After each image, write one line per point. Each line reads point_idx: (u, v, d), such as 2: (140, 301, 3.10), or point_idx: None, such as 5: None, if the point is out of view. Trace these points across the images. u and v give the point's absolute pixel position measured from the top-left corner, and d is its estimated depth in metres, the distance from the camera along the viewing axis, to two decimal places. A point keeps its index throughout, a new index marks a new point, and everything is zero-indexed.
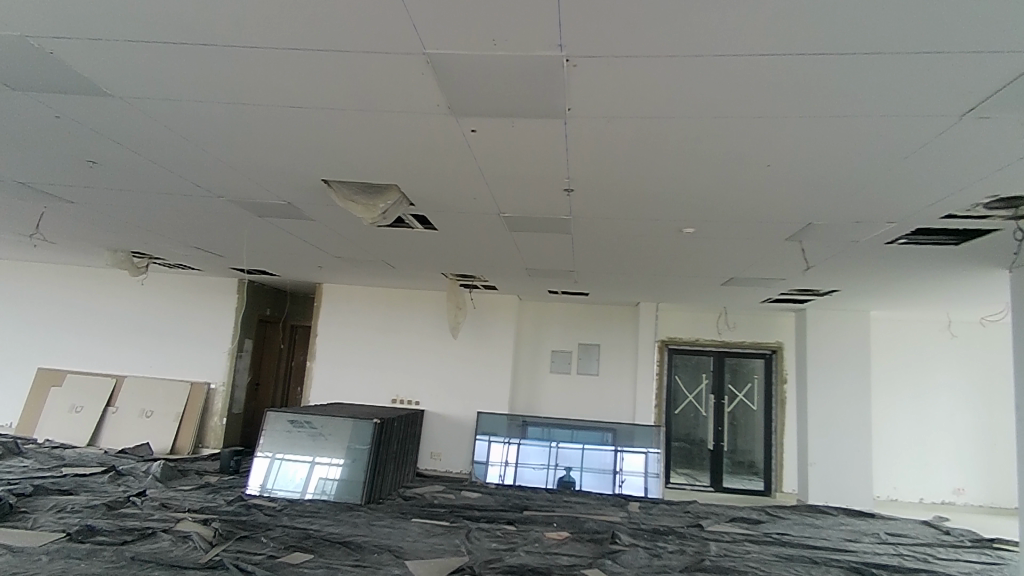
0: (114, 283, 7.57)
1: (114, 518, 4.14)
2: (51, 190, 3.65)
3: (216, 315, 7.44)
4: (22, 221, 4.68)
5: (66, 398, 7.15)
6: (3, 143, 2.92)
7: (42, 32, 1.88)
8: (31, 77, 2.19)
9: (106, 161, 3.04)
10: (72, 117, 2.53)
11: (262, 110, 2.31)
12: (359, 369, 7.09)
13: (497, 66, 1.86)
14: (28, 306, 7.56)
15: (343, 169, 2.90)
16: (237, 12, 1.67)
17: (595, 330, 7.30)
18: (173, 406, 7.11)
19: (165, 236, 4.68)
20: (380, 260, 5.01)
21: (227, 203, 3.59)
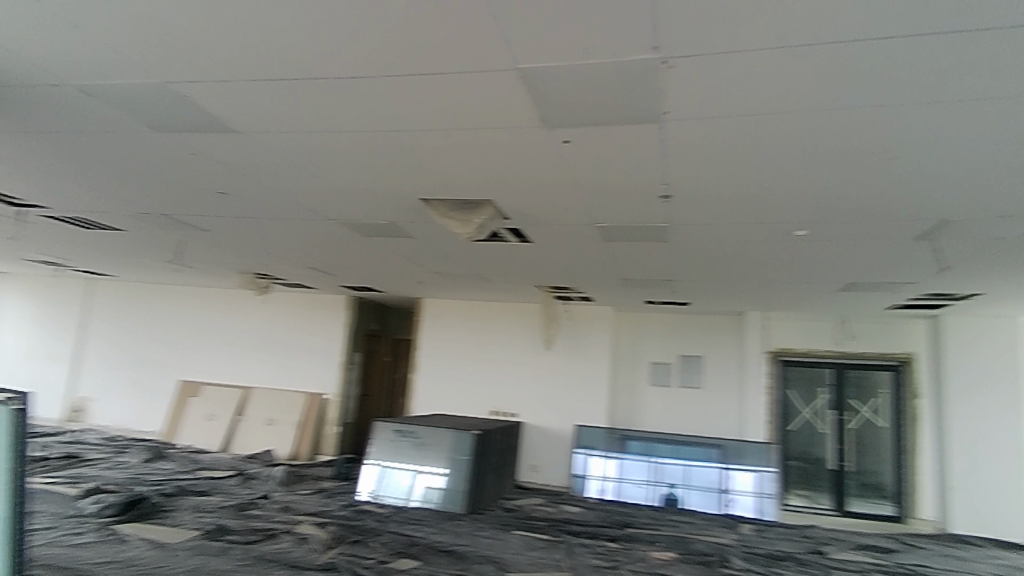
0: (241, 301, 8.34)
1: (242, 519, 4.51)
2: (190, 220, 4.09)
3: (328, 330, 7.95)
4: (168, 249, 5.28)
5: (204, 407, 7.94)
6: (152, 181, 3.32)
7: (181, 80, 2.12)
8: (172, 120, 2.47)
9: (234, 192, 3.36)
10: (206, 154, 2.83)
11: (364, 135, 2.44)
12: (459, 381, 7.27)
13: (590, 74, 1.85)
14: (173, 325, 8.51)
15: (441, 187, 2.99)
16: (341, 45, 1.79)
17: (697, 341, 7.00)
18: (291, 415, 7.66)
19: (284, 258, 5.08)
20: (476, 273, 5.11)
21: (335, 224, 3.83)
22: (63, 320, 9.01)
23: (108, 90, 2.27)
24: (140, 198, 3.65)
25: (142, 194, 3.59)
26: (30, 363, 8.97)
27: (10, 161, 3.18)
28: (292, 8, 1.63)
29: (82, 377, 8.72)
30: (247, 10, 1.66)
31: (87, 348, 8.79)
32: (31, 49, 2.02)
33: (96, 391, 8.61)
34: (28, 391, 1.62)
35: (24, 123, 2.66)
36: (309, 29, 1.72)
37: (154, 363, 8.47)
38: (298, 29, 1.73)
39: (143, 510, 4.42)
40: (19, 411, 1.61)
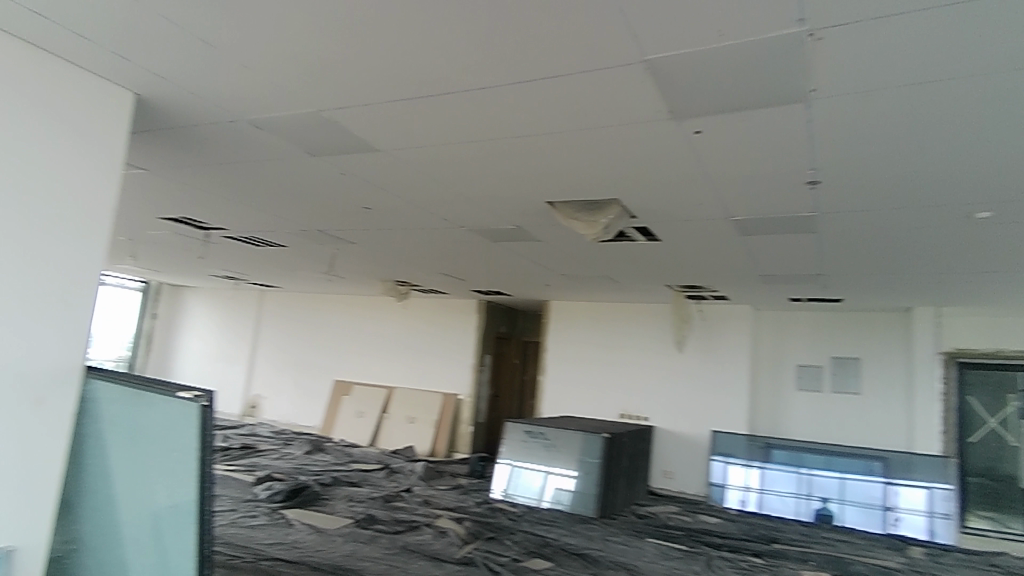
0: (383, 308, 9.00)
1: (389, 510, 4.85)
2: (340, 234, 4.49)
3: (460, 333, 8.30)
4: (322, 262, 5.84)
5: (353, 405, 8.67)
6: (308, 201, 3.69)
7: (329, 106, 2.33)
8: (323, 144, 2.73)
9: (376, 206, 3.63)
10: (352, 173, 3.08)
11: (492, 143, 2.51)
12: (587, 383, 7.23)
13: (724, 57, 1.74)
14: (327, 330, 9.40)
15: (567, 189, 2.99)
16: (469, 58, 1.85)
17: (850, 341, 6.33)
18: (430, 414, 8.11)
19: (421, 265, 5.39)
20: (602, 274, 5.05)
21: (466, 231, 3.99)
22: (239, 327, 10.32)
23: (271, 122, 2.56)
24: (298, 216, 4.08)
25: (300, 213, 4.00)
26: (215, 365, 10.39)
27: (198, 191, 3.70)
28: (426, 28, 1.72)
29: (255, 377, 9.93)
30: (386, 35, 1.78)
31: (258, 352, 10.00)
32: (213, 91, 2.34)
33: (266, 390, 9.76)
34: (213, 390, 2.04)
35: (209, 157, 3.08)
36: (442, 45, 1.80)
37: (313, 365, 9.43)
38: (432, 47, 1.82)
39: (306, 497, 4.92)
40: (207, 405, 2.01)
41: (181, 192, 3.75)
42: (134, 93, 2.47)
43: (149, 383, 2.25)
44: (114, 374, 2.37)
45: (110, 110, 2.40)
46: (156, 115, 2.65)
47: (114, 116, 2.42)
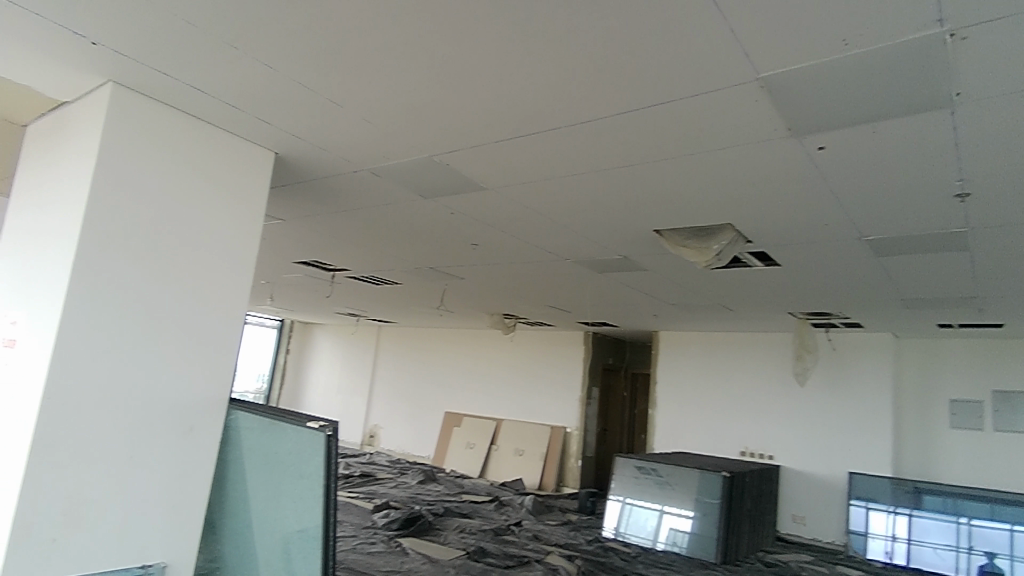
0: (491, 341, 9.19)
1: (499, 543, 4.84)
2: (450, 270, 4.67)
3: (567, 365, 8.25)
4: (434, 297, 6.10)
5: (463, 436, 8.84)
6: (421, 241, 3.88)
7: (440, 150, 2.46)
8: (434, 186, 2.87)
9: (484, 242, 3.74)
10: (461, 212, 3.21)
11: (597, 174, 2.51)
12: (702, 417, 6.85)
13: (848, 68, 1.62)
14: (439, 363, 9.74)
15: (676, 216, 2.91)
16: (574, 92, 1.87)
17: (1017, 372, 5.50)
18: (539, 447, 8.06)
19: (528, 298, 5.46)
20: (716, 303, 4.82)
21: (573, 264, 3.99)
22: (359, 360, 10.98)
23: (389, 169, 2.74)
24: (413, 255, 4.30)
25: (415, 252, 4.22)
26: (338, 397, 11.11)
27: (325, 236, 4.02)
28: (531, 66, 1.76)
29: (373, 408, 10.47)
30: (492, 77, 1.84)
31: (376, 384, 10.56)
32: (337, 144, 2.55)
33: (384, 420, 10.23)
34: (338, 420, 2.23)
35: (335, 205, 3.36)
36: (547, 82, 1.83)
37: (426, 397, 9.79)
38: (538, 85, 1.86)
39: (420, 526, 5.04)
40: (331, 437, 2.20)
41: (310, 238, 4.10)
42: (273, 151, 2.76)
43: (282, 414, 2.45)
44: (252, 406, 2.60)
45: (253, 168, 2.70)
46: (291, 170, 2.94)
47: (256, 173, 2.71)
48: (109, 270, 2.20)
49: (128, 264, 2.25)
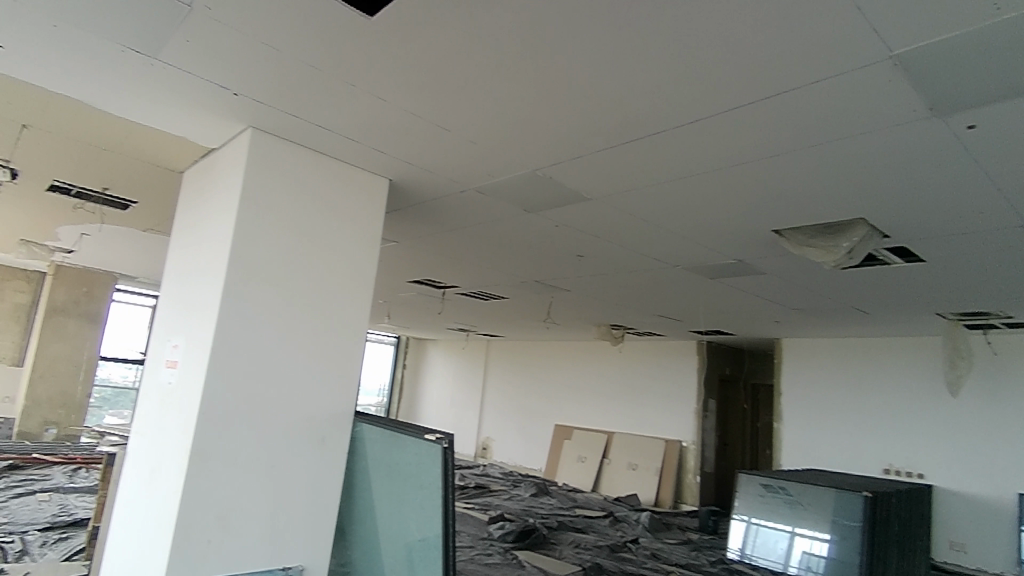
0: (599, 352, 9.07)
1: (616, 560, 4.71)
2: (557, 283, 4.68)
3: (680, 376, 7.93)
4: (541, 310, 6.14)
5: (575, 449, 8.77)
6: (528, 255, 3.93)
7: (544, 164, 2.47)
8: (539, 200, 2.90)
9: (591, 253, 3.70)
10: (566, 224, 3.21)
11: (707, 176, 2.41)
12: (834, 431, 6.30)
13: (1003, 34, 1.42)
14: (548, 375, 9.77)
15: (797, 214, 2.71)
16: (681, 91, 1.81)
17: None
18: (653, 461, 7.80)
19: (637, 308, 5.33)
20: (848, 306, 4.41)
21: (684, 271, 3.84)
22: (470, 374, 11.29)
23: (494, 186, 2.81)
24: (520, 269, 4.36)
25: (522, 267, 4.28)
26: (452, 410, 11.49)
27: (437, 255, 4.19)
28: (634, 70, 1.73)
29: (485, 421, 10.69)
30: (596, 87, 1.84)
31: (487, 397, 10.79)
32: (446, 167, 2.65)
33: (496, 433, 10.42)
34: (452, 433, 2.33)
35: (445, 225, 3.49)
36: (652, 85, 1.79)
37: (536, 410, 9.84)
38: (641, 89, 1.82)
39: (535, 539, 5.04)
40: (447, 449, 2.28)
41: (423, 258, 4.29)
42: (387, 178, 2.93)
43: (401, 427, 2.57)
44: (375, 419, 2.75)
45: (370, 196, 2.87)
46: (403, 195, 3.10)
47: (373, 199, 2.88)
48: (251, 297, 2.42)
49: (267, 291, 2.47)
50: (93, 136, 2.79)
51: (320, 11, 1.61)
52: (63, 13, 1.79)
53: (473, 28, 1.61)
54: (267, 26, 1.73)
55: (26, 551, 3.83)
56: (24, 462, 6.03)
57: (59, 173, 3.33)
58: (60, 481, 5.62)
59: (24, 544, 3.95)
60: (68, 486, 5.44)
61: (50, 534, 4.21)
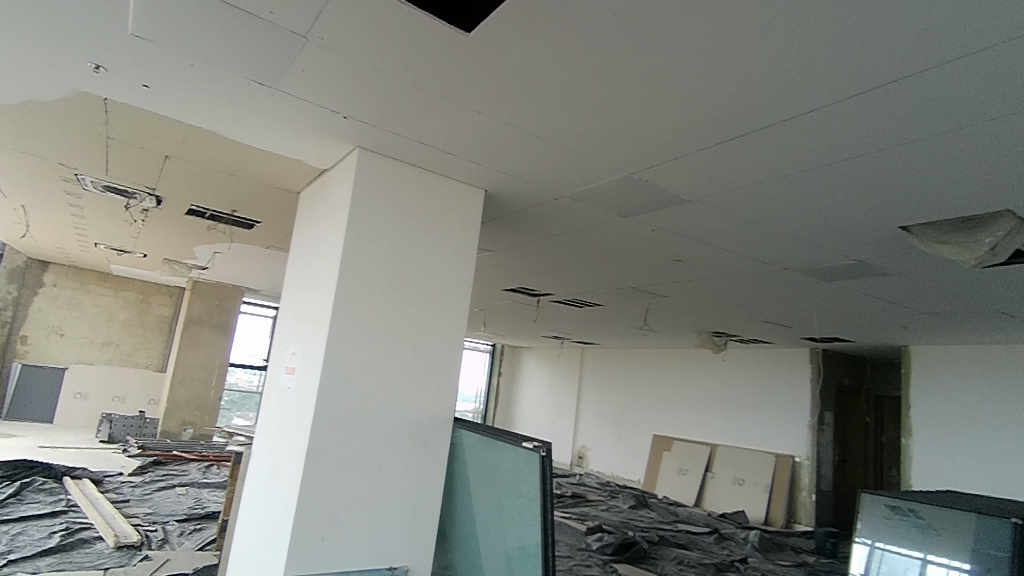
0: (700, 361, 8.72)
1: None
2: (657, 289, 4.55)
3: (790, 386, 7.43)
4: (640, 317, 6.00)
5: (675, 461, 8.48)
6: (627, 261, 3.86)
7: (640, 167, 2.42)
8: (636, 204, 2.83)
9: (692, 257, 3.57)
10: (664, 228, 3.12)
11: (819, 171, 2.25)
12: (975, 449, 5.62)
13: None
14: (646, 384, 9.53)
15: (928, 208, 2.46)
16: (788, 81, 1.70)
17: None
18: (761, 477, 7.36)
19: (744, 314, 5.07)
20: (991, 309, 3.93)
21: (795, 274, 3.60)
22: (565, 382, 11.26)
23: (589, 193, 2.78)
24: (619, 276, 4.29)
25: (621, 274, 4.21)
26: (547, 418, 11.50)
27: (533, 264, 4.23)
28: (738, 63, 1.64)
29: (581, 430, 10.60)
30: (695, 83, 1.76)
31: (583, 405, 10.70)
32: (540, 175, 2.66)
33: (591, 441, 10.31)
34: (550, 441, 2.30)
35: (541, 233, 3.51)
36: (756, 77, 1.70)
37: (633, 419, 9.62)
38: (745, 82, 1.73)
39: (636, 553, 4.90)
40: (545, 457, 2.29)
41: (519, 266, 4.35)
42: (483, 189, 2.99)
43: (499, 433, 2.59)
44: (473, 424, 2.78)
45: (466, 207, 2.94)
46: (499, 205, 3.15)
47: (470, 210, 2.95)
48: (357, 307, 2.55)
49: (371, 301, 2.59)
50: (223, 163, 3.08)
51: (421, 31, 1.67)
52: (198, 53, 1.99)
53: (565, 35, 1.61)
54: (371, 50, 1.82)
55: (167, 540, 4.26)
56: (167, 459, 6.74)
57: (194, 198, 3.71)
58: (196, 476, 6.22)
59: (165, 532, 4.40)
60: (202, 481, 6.01)
61: (187, 525, 4.65)
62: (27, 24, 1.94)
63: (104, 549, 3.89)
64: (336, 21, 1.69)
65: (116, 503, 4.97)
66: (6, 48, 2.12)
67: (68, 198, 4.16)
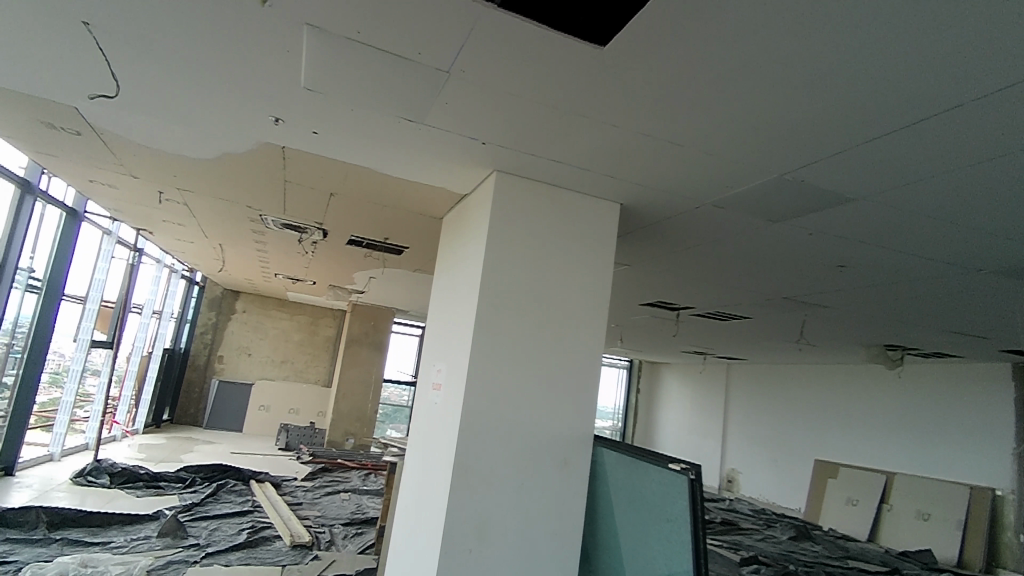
0: (868, 378, 7.82)
1: None
2: (815, 299, 4.17)
3: (986, 407, 6.38)
4: (796, 331, 5.53)
5: (843, 490, 7.68)
6: (780, 270, 3.59)
7: (791, 167, 2.25)
8: (788, 208, 2.63)
9: (858, 262, 3.23)
10: (822, 231, 2.86)
11: (1015, 157, 1.93)
12: None
13: None
14: (805, 403, 8.72)
15: None
16: (969, 58, 1.49)
17: None
18: (952, 512, 6.38)
19: (925, 324, 4.46)
20: None
21: (990, 276, 3.11)
22: (709, 399, 10.69)
23: (733, 199, 2.64)
24: (770, 287, 4.01)
25: (773, 284, 3.92)
26: (691, 437, 10.97)
27: (674, 277, 4.09)
28: (903, 45, 1.47)
29: (730, 451, 9.98)
30: (852, 70, 1.61)
31: (731, 425, 10.07)
32: (678, 184, 2.57)
33: (742, 464, 9.64)
34: (699, 464, 2.19)
35: (682, 245, 3.39)
36: (928, 57, 1.51)
37: (789, 441, 8.85)
38: (914, 64, 1.54)
39: None
40: (693, 481, 2.18)
41: (659, 280, 4.23)
42: (618, 203, 2.95)
43: (642, 452, 2.51)
44: (614, 443, 2.71)
45: (601, 222, 2.92)
46: (635, 218, 3.10)
47: (605, 225, 2.92)
48: (497, 324, 2.63)
49: (510, 318, 2.66)
50: (377, 195, 3.37)
51: (555, 50, 1.70)
52: (353, 98, 2.21)
53: (701, 37, 1.56)
54: (507, 76, 1.90)
55: (333, 542, 4.67)
56: (334, 466, 7.44)
57: (354, 229, 4.10)
58: (356, 483, 6.77)
59: (332, 534, 4.82)
60: (362, 488, 6.53)
61: (349, 529, 5.07)
62: (223, 90, 2.29)
63: (282, 547, 4.36)
64: (475, 53, 1.79)
65: (292, 505, 5.56)
66: (210, 112, 2.52)
67: (254, 236, 4.81)
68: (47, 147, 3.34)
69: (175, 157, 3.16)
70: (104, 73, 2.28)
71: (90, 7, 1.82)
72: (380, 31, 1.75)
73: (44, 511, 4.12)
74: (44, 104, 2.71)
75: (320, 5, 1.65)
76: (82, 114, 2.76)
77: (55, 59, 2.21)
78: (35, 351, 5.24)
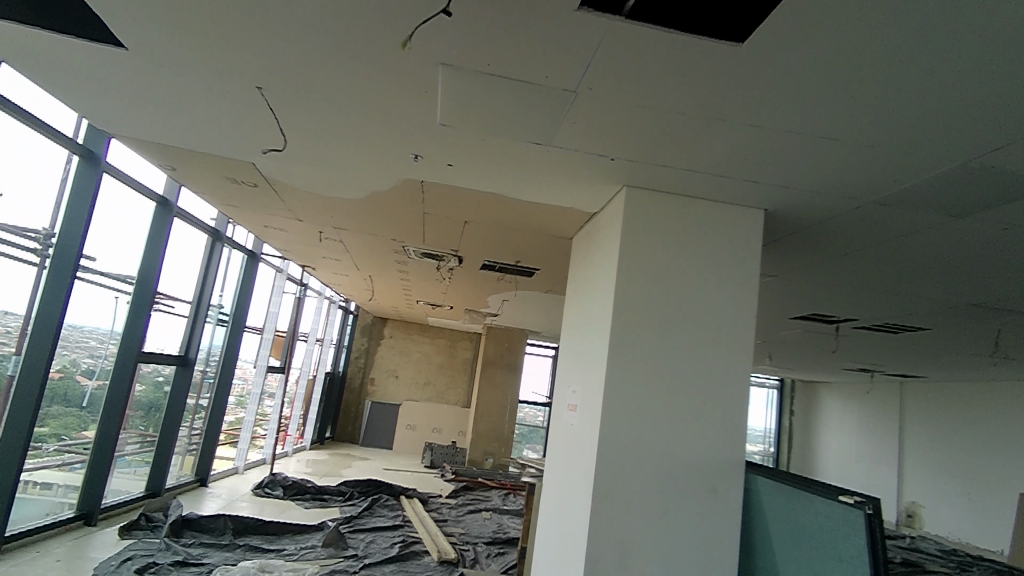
0: None
1: None
2: (1014, 304, 3.55)
3: None
4: (987, 342, 4.75)
5: None
6: (966, 272, 3.10)
7: (976, 153, 1.94)
8: (976, 199, 2.27)
9: None
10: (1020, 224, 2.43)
11: None
12: None
13: None
14: (1002, 425, 7.43)
15: None
16: None
17: None
18: None
19: None
20: None
21: None
22: (877, 422, 9.52)
23: (901, 194, 2.33)
24: (954, 292, 3.49)
25: (957, 288, 3.40)
26: (857, 463, 9.82)
27: (830, 286, 3.71)
28: None
29: (907, 481, 8.78)
30: None
31: (907, 452, 8.88)
32: (832, 182, 2.33)
33: (925, 496, 8.42)
34: (878, 497, 1.92)
35: (841, 250, 3.06)
36: None
37: (984, 471, 7.58)
38: None
39: None
40: (871, 517, 1.91)
41: (813, 291, 3.87)
42: (763, 209, 2.74)
43: (804, 482, 2.25)
44: (770, 471, 2.46)
45: (744, 230, 2.72)
46: (783, 224, 2.86)
47: (749, 233, 2.72)
48: (634, 343, 2.54)
49: (649, 337, 2.56)
50: (509, 220, 3.45)
51: (686, 54, 1.63)
52: (485, 128, 2.30)
53: (854, 19, 1.40)
54: (638, 88, 1.85)
55: (477, 559, 4.77)
56: (475, 485, 7.66)
57: (489, 254, 4.24)
58: (497, 503, 6.90)
59: (476, 552, 4.93)
60: (502, 508, 6.64)
61: (492, 548, 5.16)
62: (369, 133, 2.50)
63: (430, 562, 4.55)
64: (604, 69, 1.76)
65: (438, 522, 5.80)
66: (359, 155, 2.76)
67: (398, 266, 5.17)
68: (232, 200, 3.86)
69: (332, 199, 3.50)
70: (273, 129, 2.59)
71: (261, 73, 2.08)
72: (510, 60, 1.79)
73: (230, 518, 4.67)
74: (228, 162, 3.15)
75: (454, 43, 1.73)
76: (257, 168, 3.17)
77: (235, 122, 2.56)
78: (224, 376, 6.04)
